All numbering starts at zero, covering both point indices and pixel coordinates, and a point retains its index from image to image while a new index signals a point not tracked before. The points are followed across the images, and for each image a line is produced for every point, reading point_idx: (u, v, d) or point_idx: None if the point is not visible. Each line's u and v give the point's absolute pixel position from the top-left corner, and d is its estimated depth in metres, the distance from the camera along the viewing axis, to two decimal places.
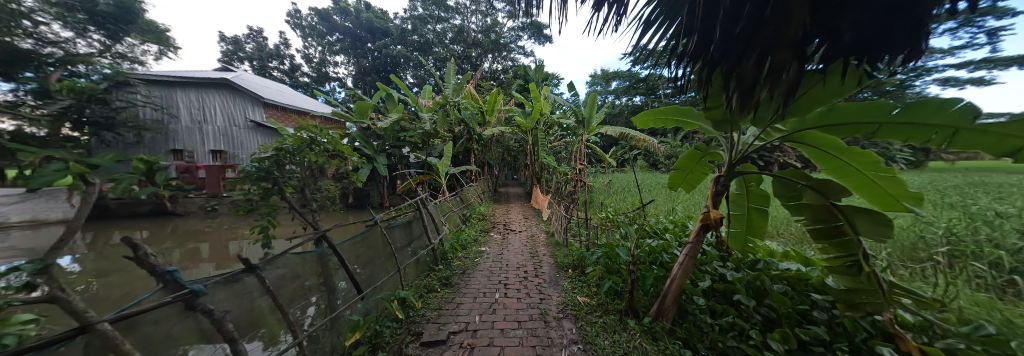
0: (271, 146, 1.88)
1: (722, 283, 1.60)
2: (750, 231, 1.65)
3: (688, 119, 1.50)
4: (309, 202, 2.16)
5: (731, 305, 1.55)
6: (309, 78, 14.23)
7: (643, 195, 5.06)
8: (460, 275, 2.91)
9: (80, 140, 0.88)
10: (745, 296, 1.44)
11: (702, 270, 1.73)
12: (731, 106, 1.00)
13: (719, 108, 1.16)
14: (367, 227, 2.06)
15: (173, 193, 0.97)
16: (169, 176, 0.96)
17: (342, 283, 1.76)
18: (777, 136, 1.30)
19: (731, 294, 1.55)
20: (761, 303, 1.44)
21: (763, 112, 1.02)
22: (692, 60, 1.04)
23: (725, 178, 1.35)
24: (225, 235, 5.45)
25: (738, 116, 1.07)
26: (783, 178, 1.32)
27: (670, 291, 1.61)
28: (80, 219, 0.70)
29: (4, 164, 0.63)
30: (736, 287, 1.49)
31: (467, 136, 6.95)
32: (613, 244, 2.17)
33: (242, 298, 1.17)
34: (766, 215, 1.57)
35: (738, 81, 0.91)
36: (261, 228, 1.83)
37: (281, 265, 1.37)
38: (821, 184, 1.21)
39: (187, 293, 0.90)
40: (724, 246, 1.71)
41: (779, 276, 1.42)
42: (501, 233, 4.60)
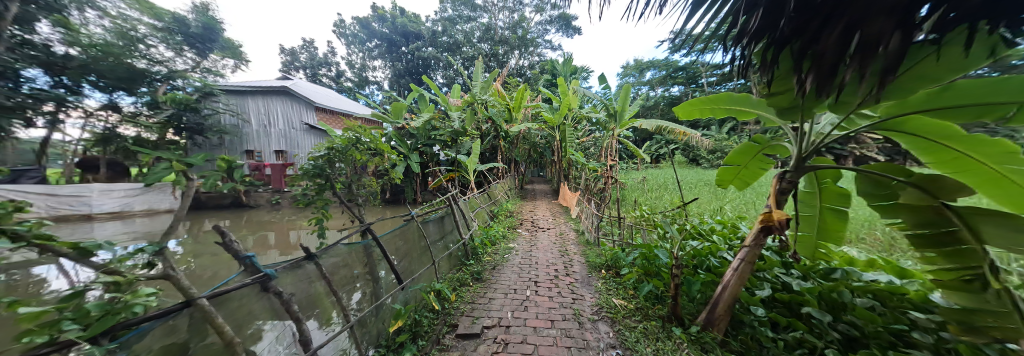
0: (323, 146, 2.08)
1: (786, 293, 1.43)
2: (823, 236, 1.45)
3: (744, 108, 1.34)
4: (355, 197, 2.36)
5: (799, 319, 1.39)
6: (352, 82, 15.48)
7: (683, 193, 4.69)
8: (491, 270, 2.98)
9: (182, 141, 1.06)
10: (818, 309, 1.27)
11: (758, 277, 1.57)
12: (805, 91, 0.87)
13: (786, 94, 1.02)
14: (405, 222, 2.20)
15: (248, 187, 1.12)
16: (244, 173, 1.09)
17: (384, 272, 1.90)
18: (865, 124, 1.12)
19: (797, 305, 1.40)
20: (838, 318, 1.25)
21: (848, 96, 0.88)
22: (754, 40, 0.92)
23: (792, 175, 1.20)
24: (287, 226, 6.21)
25: (812, 101, 0.94)
26: (873, 173, 1.12)
27: (721, 298, 1.48)
28: (183, 209, 0.84)
29: (132, 163, 0.78)
30: (804, 298, 1.32)
31: (494, 133, 7.03)
32: (650, 245, 2.05)
33: (303, 283, 1.31)
34: (844, 217, 1.37)
35: (815, 60, 0.79)
36: (316, 219, 2.04)
37: (333, 254, 1.52)
38: (928, 180, 1.00)
39: (261, 277, 1.03)
40: (789, 252, 1.51)
41: (862, 288, 1.22)
42: (529, 230, 4.60)
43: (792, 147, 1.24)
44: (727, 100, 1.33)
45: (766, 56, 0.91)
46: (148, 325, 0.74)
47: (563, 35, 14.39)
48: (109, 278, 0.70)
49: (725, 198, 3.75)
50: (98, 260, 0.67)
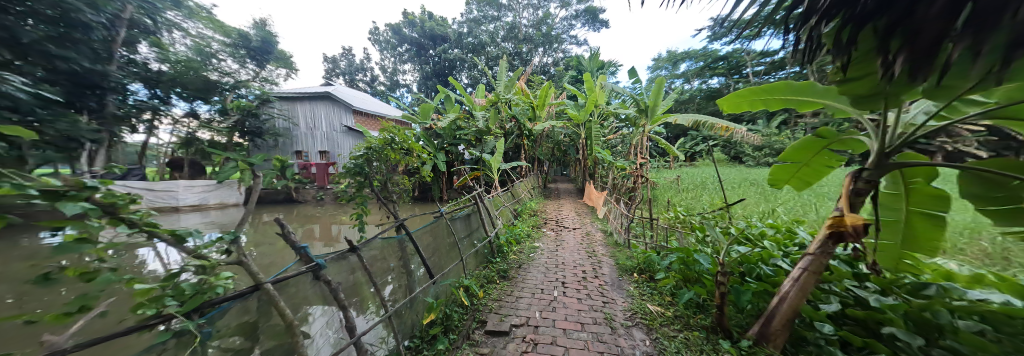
0: (361, 146, 2.23)
1: (861, 309, 1.22)
2: (910, 245, 1.26)
3: (806, 98, 1.19)
4: (390, 194, 2.51)
5: (878, 339, 1.18)
6: (385, 85, 16.42)
7: (723, 193, 4.33)
8: (517, 269, 3.00)
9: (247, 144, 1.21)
10: (904, 330, 1.05)
11: (824, 290, 1.37)
12: (894, 74, 0.75)
13: (864, 78, 0.88)
14: (435, 218, 2.30)
15: (300, 184, 1.23)
16: (296, 171, 1.21)
17: (416, 267, 2.01)
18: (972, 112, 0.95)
19: (877, 324, 1.18)
20: (934, 343, 1.02)
21: (949, 82, 0.74)
22: (826, 17, 0.81)
23: (869, 174, 1.04)
24: (329, 220, 6.78)
25: (900, 88, 0.80)
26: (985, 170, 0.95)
27: (779, 311, 1.33)
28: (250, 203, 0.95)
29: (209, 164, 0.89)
30: (886, 316, 1.10)
31: (518, 132, 7.04)
32: (688, 248, 1.91)
33: (346, 274, 1.44)
34: (943, 225, 1.19)
35: (910, 37, 0.67)
36: (356, 214, 2.21)
37: (373, 247, 1.63)
38: None
39: (312, 267, 1.14)
40: (864, 262, 1.30)
41: (965, 308, 0.98)
42: (554, 230, 4.54)
43: (871, 143, 1.08)
44: (785, 89, 1.19)
45: (839, 36, 0.79)
46: (227, 304, 0.86)
47: (590, 29, 13.96)
48: (196, 264, 0.84)
49: (773, 200, 3.39)
50: (187, 247, 0.79)
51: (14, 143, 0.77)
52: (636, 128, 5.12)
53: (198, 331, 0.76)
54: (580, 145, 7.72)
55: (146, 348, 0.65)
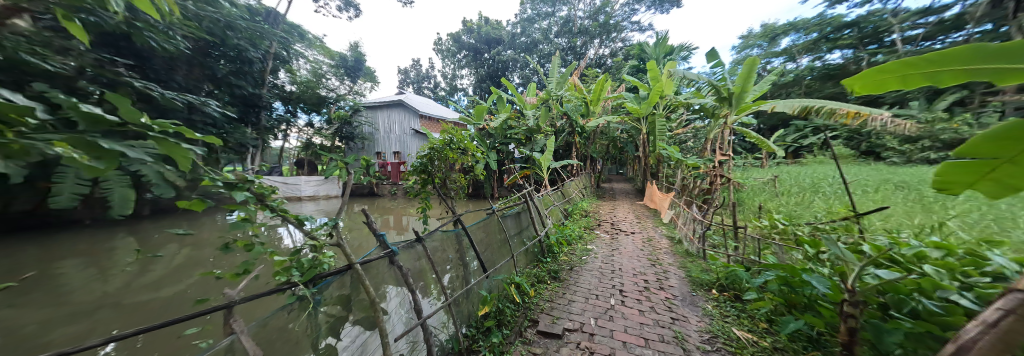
0: (425, 147, 2.47)
1: None
2: None
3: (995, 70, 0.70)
4: (448, 190, 2.73)
5: None
6: (445, 91, 17.86)
7: (836, 198, 3.44)
8: (568, 271, 2.91)
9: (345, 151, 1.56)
10: None
11: None
12: None
13: None
14: (487, 215, 2.40)
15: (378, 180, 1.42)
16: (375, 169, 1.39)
17: (474, 262, 2.14)
18: None
19: None
20: None
21: None
22: None
23: None
24: (400, 212, 7.72)
25: None
26: None
27: None
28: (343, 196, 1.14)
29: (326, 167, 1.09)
30: None
31: (570, 129, 6.84)
32: (788, 264, 1.56)
33: (415, 261, 1.65)
34: None
35: None
36: (421, 208, 2.45)
37: (434, 238, 1.79)
38: None
39: (388, 253, 1.40)
40: None
41: None
42: (608, 233, 4.26)
43: None
44: (977, 54, 0.69)
45: None
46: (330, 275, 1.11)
47: (655, 12, 12.63)
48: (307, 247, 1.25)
49: (921, 209, 2.54)
50: (300, 228, 0.99)
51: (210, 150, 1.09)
52: (714, 120, 4.42)
53: (312, 297, 1.11)
54: (640, 142, 7.06)
55: (284, 305, 1.01)
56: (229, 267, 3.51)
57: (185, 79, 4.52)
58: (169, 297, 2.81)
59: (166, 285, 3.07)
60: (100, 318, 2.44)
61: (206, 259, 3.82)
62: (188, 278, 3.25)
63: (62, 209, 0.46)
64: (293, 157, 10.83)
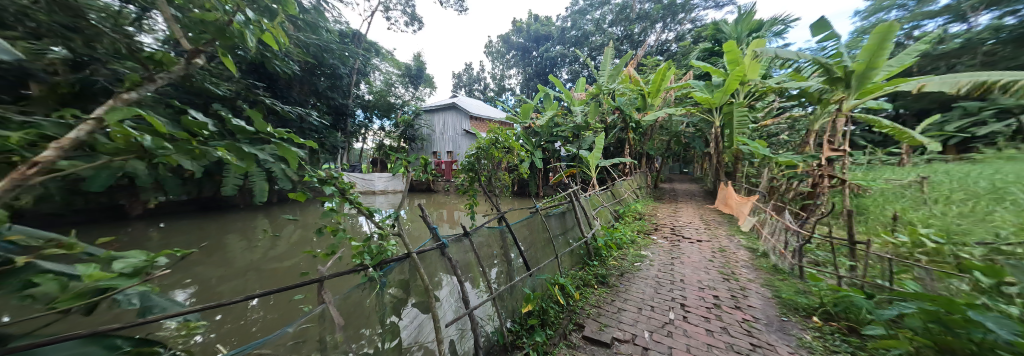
0: (473, 146, 2.59)
1: None
2: None
3: None
4: (494, 188, 2.82)
5: None
6: (494, 90, 18.48)
7: (1006, 211, 2.55)
8: (618, 277, 2.73)
9: (405, 152, 1.78)
10: None
11: None
12: None
13: None
14: (531, 213, 2.39)
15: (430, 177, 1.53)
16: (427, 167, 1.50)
17: (520, 261, 2.16)
18: None
19: None
20: None
21: None
22: None
23: None
24: (452, 207, 8.28)
25: None
26: None
27: None
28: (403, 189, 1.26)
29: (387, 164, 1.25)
30: None
31: (622, 125, 6.44)
32: (949, 296, 1.18)
33: (462, 254, 1.75)
34: None
35: None
36: (469, 204, 2.57)
37: (480, 234, 1.86)
38: None
39: (439, 245, 1.52)
40: None
41: None
42: (665, 238, 3.89)
43: None
44: None
45: None
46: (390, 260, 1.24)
47: None
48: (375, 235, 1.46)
49: None
50: None
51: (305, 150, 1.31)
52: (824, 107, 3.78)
53: (378, 279, 1.26)
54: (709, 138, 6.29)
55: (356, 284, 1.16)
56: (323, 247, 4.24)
57: (297, 93, 6.16)
58: (288, 266, 3.56)
59: (287, 257, 3.89)
60: (242, 280, 3.18)
61: (309, 239, 4.71)
62: (296, 254, 3.99)
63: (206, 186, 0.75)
64: (367, 156, 12.54)
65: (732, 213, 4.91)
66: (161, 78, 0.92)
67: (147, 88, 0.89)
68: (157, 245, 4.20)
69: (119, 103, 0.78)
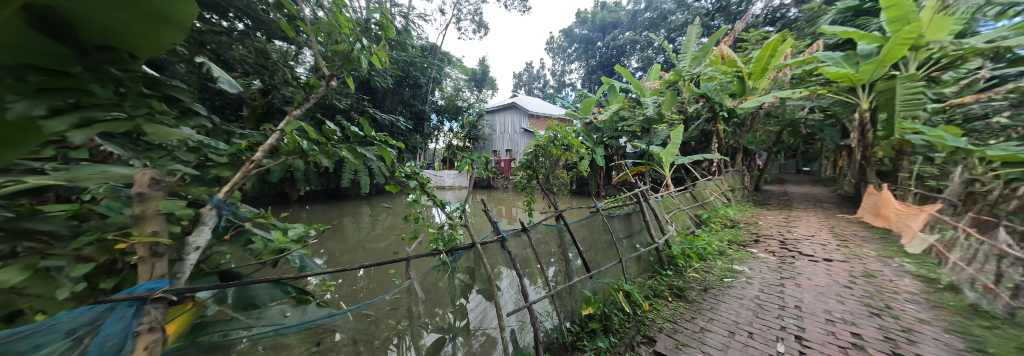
0: (532, 144, 2.62)
1: None
2: None
3: None
4: (552, 186, 2.80)
5: None
6: (555, 87, 18.22)
7: None
8: (700, 291, 2.38)
9: (469, 150, 1.95)
10: None
11: None
12: None
13: None
14: (591, 213, 2.31)
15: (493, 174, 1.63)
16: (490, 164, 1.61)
17: (579, 262, 2.09)
18: None
19: None
20: None
21: None
22: None
23: None
24: (511, 204, 8.60)
25: None
26: None
27: None
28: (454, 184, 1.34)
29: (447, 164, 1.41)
30: None
31: (707, 115, 5.54)
32: None
33: (521, 249, 1.81)
34: None
35: None
36: (527, 201, 2.58)
37: (537, 231, 1.90)
38: None
39: (500, 238, 1.63)
40: None
41: None
42: (767, 251, 3.20)
43: None
44: None
45: None
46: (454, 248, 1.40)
47: None
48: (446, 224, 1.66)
49: None
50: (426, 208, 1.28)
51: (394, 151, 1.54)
52: None
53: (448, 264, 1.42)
54: (854, 126, 4.79)
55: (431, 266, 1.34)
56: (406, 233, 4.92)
57: (390, 103, 7.81)
58: (380, 246, 4.28)
59: (381, 239, 4.68)
60: (351, 254, 3.94)
61: (395, 225, 5.54)
62: (388, 237, 4.77)
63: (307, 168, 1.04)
64: (439, 155, 13.95)
65: (888, 226, 3.68)
66: (312, 100, 1.25)
67: (303, 107, 1.22)
68: (303, 221, 5.63)
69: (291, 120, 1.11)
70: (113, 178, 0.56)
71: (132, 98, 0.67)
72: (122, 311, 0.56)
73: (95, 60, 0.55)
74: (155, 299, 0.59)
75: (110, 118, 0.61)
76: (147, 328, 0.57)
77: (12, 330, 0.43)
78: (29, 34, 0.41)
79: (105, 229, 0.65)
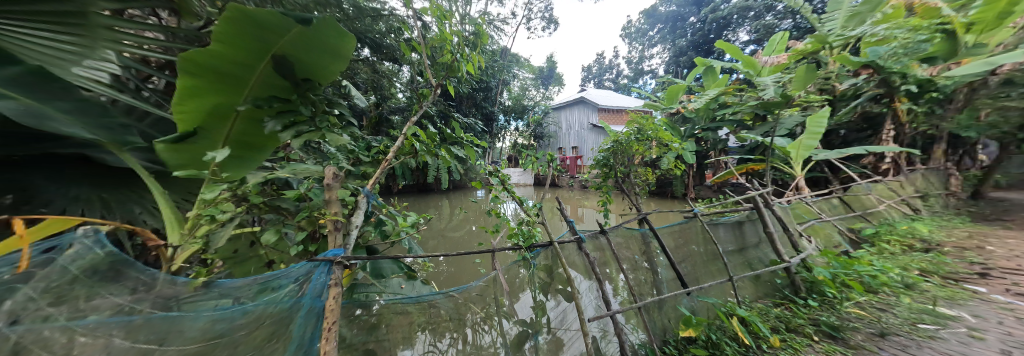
0: (610, 139, 2.43)
1: None
2: None
3: None
4: (633, 186, 2.54)
5: None
6: (632, 77, 16.64)
7: None
8: (873, 337, 1.66)
9: (535, 149, 1.99)
10: None
11: None
12: None
13: None
14: (687, 218, 2.07)
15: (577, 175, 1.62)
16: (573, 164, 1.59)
17: (663, 270, 1.90)
18: None
19: None
20: None
21: None
22: None
23: None
24: (581, 204, 8.33)
25: None
26: None
27: None
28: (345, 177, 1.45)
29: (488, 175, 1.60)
30: None
31: (877, 91, 4.19)
32: None
33: (597, 250, 1.77)
34: None
35: None
36: (603, 201, 2.38)
37: (618, 234, 1.82)
38: None
39: (577, 239, 1.64)
40: None
41: None
42: (1002, 293, 2.09)
43: None
44: None
45: None
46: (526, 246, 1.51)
47: None
48: (525, 221, 1.74)
49: None
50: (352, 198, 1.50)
51: (477, 151, 1.68)
52: None
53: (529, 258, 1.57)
54: None
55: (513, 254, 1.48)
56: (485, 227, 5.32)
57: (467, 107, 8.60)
58: (461, 237, 4.79)
59: (462, 231, 5.21)
60: (438, 242, 4.54)
61: (473, 218, 6.09)
62: (468, 230, 5.28)
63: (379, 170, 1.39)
64: (506, 153, 14.59)
65: None
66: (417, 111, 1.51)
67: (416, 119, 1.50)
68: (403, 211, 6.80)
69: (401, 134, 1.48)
70: (302, 173, 1.33)
71: (320, 115, 1.20)
72: (323, 267, 0.96)
73: (300, 89, 1.23)
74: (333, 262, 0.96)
75: (309, 130, 1.16)
76: (331, 282, 0.95)
77: (264, 276, 0.90)
78: (258, 82, 1.16)
79: (305, 213, 1.42)
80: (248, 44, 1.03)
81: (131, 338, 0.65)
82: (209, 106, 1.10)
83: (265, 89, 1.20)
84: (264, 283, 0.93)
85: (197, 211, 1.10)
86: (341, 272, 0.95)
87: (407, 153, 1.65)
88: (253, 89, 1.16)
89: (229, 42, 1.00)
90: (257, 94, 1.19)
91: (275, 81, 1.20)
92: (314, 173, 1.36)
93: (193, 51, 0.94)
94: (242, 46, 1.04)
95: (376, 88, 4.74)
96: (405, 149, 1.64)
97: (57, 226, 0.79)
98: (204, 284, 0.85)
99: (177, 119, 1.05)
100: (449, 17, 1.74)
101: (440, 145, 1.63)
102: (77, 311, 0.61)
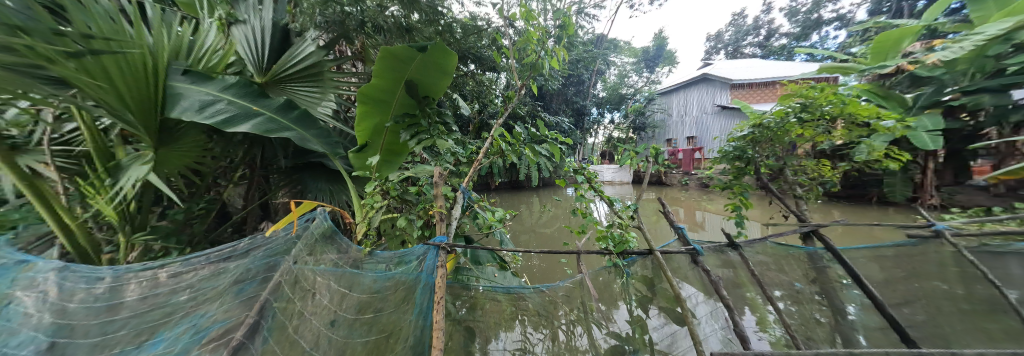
0: (747, 124, 1.79)
1: None
2: None
3: None
4: (791, 186, 1.78)
5: None
6: (792, 36, 12.02)
7: None
8: None
9: (633, 142, 1.73)
10: None
11: None
12: None
13: None
14: (916, 241, 1.34)
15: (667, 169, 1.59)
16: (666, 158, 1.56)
17: (856, 309, 1.37)
18: None
19: None
20: None
21: None
22: None
23: None
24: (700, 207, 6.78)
25: None
26: None
27: None
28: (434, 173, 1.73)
29: (579, 175, 1.52)
30: None
31: None
32: None
33: (726, 268, 1.55)
34: None
35: None
36: (733, 206, 1.75)
37: (760, 252, 1.53)
38: None
39: (690, 250, 1.33)
40: None
41: None
42: None
43: None
44: None
45: None
46: (612, 253, 1.39)
47: None
48: (617, 223, 1.50)
49: None
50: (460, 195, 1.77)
51: (562, 150, 1.63)
52: None
53: (623, 267, 1.46)
54: None
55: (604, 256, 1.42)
56: (573, 226, 5.17)
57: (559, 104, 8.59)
58: (550, 233, 4.86)
59: (552, 228, 5.28)
60: (529, 236, 4.77)
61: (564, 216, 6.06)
62: (557, 228, 5.28)
63: (472, 169, 1.55)
64: (600, 149, 13.55)
65: None
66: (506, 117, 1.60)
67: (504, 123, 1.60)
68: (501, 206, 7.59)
69: (492, 135, 1.59)
70: (422, 173, 1.66)
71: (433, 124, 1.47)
72: (433, 252, 1.22)
73: (421, 105, 1.55)
74: (443, 249, 1.19)
75: (427, 137, 1.43)
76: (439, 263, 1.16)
77: (400, 252, 1.22)
78: (395, 102, 1.54)
79: (425, 204, 1.76)
80: (390, 76, 1.40)
81: (338, 283, 1.07)
82: (371, 125, 1.55)
83: (399, 108, 1.57)
84: (402, 258, 1.29)
85: (366, 200, 1.55)
86: (445, 257, 1.15)
87: (497, 154, 1.78)
88: (393, 109, 1.55)
89: (381, 76, 1.39)
90: (396, 113, 1.58)
91: (405, 101, 1.56)
92: (428, 172, 1.69)
93: (364, 86, 1.37)
94: (388, 77, 1.42)
95: (479, 97, 5.37)
96: (494, 149, 1.77)
97: (307, 207, 1.37)
98: (368, 253, 1.28)
99: (357, 135, 1.53)
100: (535, 16, 1.75)
101: (526, 144, 1.66)
102: (317, 260, 1.09)
